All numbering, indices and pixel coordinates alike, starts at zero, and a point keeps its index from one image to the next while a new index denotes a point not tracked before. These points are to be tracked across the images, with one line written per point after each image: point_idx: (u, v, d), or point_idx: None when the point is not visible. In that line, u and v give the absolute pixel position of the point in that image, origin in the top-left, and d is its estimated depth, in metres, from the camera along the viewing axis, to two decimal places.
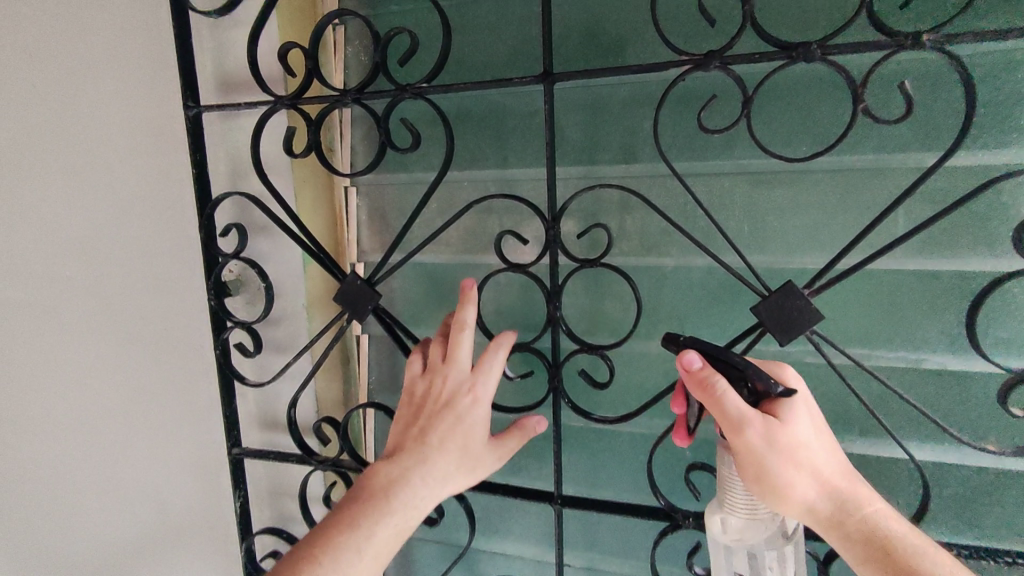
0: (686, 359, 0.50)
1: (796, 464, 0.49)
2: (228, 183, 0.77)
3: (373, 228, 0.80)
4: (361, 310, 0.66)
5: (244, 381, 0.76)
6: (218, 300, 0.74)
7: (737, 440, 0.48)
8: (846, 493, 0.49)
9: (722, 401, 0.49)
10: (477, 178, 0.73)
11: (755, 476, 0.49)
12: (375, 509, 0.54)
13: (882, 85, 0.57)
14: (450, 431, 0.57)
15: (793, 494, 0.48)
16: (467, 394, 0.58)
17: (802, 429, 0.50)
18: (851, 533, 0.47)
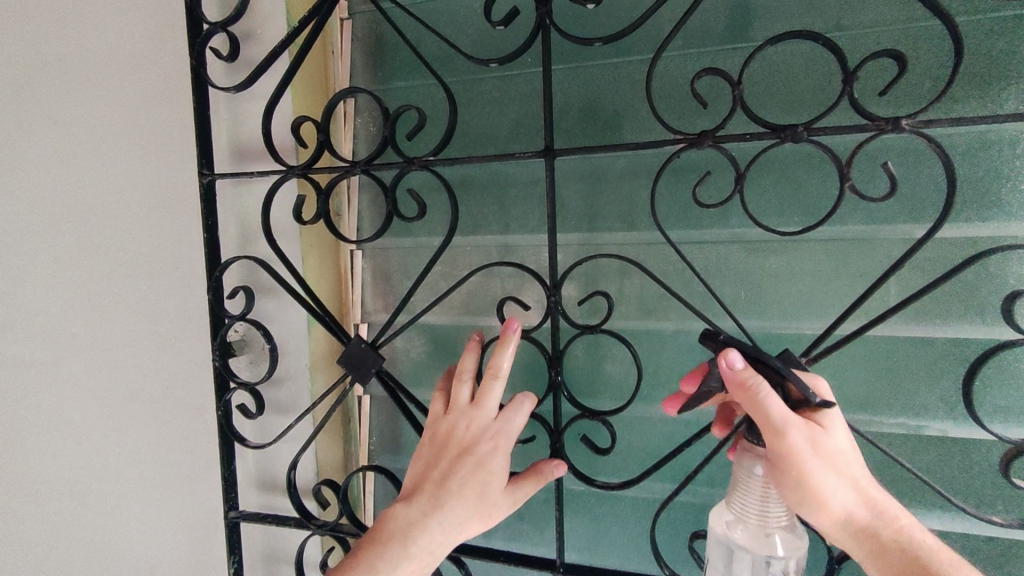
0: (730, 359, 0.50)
1: (836, 470, 0.48)
2: (237, 246, 0.79)
3: (377, 289, 0.82)
4: (365, 372, 0.67)
5: (244, 443, 0.76)
6: (222, 360, 0.75)
7: (778, 443, 0.47)
8: (880, 501, 0.48)
9: (764, 405, 0.48)
10: (481, 243, 0.75)
11: (794, 484, 0.48)
12: (392, 550, 0.54)
13: (868, 162, 0.60)
14: (471, 476, 0.56)
15: (830, 503, 0.47)
16: (489, 441, 0.57)
17: (839, 438, 0.49)
18: (877, 541, 0.47)
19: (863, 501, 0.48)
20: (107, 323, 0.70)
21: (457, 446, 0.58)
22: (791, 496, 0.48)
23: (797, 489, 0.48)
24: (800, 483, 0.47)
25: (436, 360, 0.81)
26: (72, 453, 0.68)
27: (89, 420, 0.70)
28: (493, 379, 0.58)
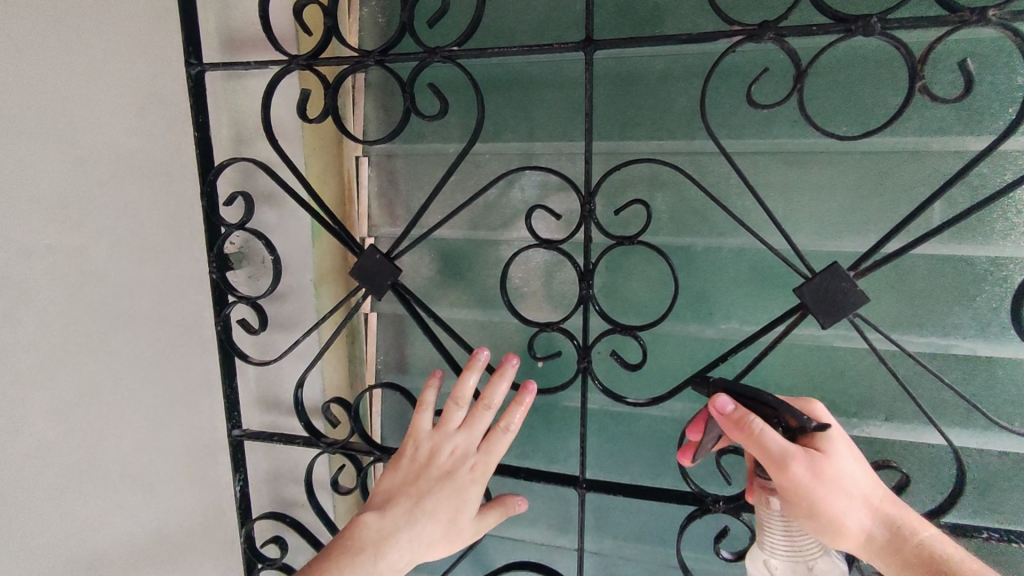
0: (718, 402, 0.50)
1: (843, 494, 0.48)
2: (231, 149, 0.72)
3: (385, 200, 0.76)
4: (379, 286, 0.63)
5: (246, 359, 0.72)
6: (221, 273, 0.69)
7: (781, 477, 0.48)
8: (894, 518, 0.49)
9: (763, 438, 0.48)
10: (501, 152, 0.70)
11: (808, 514, 0.48)
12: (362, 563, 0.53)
13: (942, 64, 0.57)
14: (446, 500, 0.57)
15: (846, 528, 0.48)
16: (469, 468, 0.58)
17: (844, 461, 0.50)
18: (909, 560, 0.48)
19: (876, 521, 0.49)
20: (89, 227, 0.64)
21: (437, 469, 0.58)
22: (807, 525, 0.48)
23: (809, 519, 0.48)
24: (812, 512, 0.48)
25: (449, 277, 0.77)
26: (60, 366, 0.63)
27: (77, 332, 0.64)
28: (483, 409, 0.58)
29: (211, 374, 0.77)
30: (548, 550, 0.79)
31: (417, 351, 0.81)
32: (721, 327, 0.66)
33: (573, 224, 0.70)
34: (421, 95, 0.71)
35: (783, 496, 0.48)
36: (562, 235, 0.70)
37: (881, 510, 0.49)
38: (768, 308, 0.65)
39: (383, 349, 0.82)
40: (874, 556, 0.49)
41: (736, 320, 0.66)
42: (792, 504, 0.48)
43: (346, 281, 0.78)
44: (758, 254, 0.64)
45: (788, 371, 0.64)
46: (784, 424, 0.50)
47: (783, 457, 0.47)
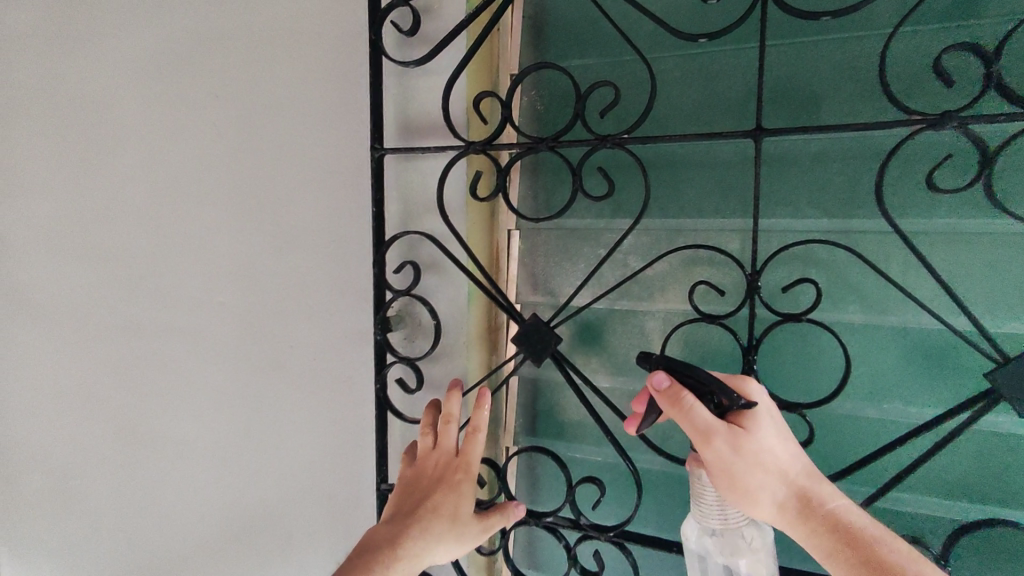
0: (657, 378, 0.53)
1: (763, 467, 0.51)
2: (398, 221, 0.80)
3: (532, 269, 0.81)
4: (542, 353, 0.66)
5: (400, 416, 0.77)
6: (385, 336, 0.76)
7: (706, 451, 0.51)
8: (806, 489, 0.51)
9: (694, 413, 0.52)
10: (651, 227, 0.73)
11: (727, 483, 0.51)
12: (382, 557, 0.58)
13: None
14: (443, 502, 0.63)
15: (759, 495, 0.51)
16: (457, 469, 0.65)
17: (768, 439, 0.52)
18: (816, 527, 0.50)
19: (790, 490, 0.51)
20: None
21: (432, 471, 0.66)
22: (727, 494, 0.52)
23: (733, 487, 0.51)
24: (736, 483, 0.51)
25: (593, 345, 0.79)
26: None
27: None
28: (472, 433, 0.66)
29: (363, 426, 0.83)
30: None
31: (555, 416, 0.82)
32: (885, 408, 0.64)
33: (731, 299, 0.71)
34: (589, 176, 0.76)
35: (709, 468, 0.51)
36: (716, 307, 0.71)
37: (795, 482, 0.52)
38: (939, 391, 0.62)
39: (521, 411, 0.84)
40: (784, 523, 0.51)
41: (901, 402, 0.64)
42: (713, 473, 0.52)
43: (492, 345, 0.82)
44: (925, 335, 0.62)
45: (966, 460, 0.61)
46: (717, 403, 0.53)
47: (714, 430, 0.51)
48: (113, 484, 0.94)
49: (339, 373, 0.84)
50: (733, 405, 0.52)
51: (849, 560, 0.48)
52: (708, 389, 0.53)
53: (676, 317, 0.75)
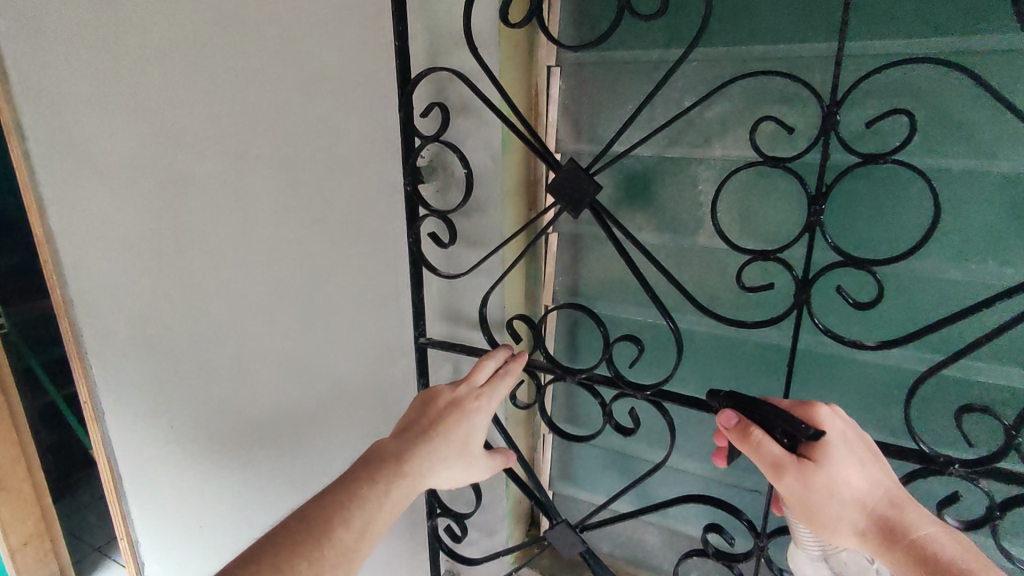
0: (724, 417, 0.58)
1: (836, 498, 0.52)
2: (426, 60, 0.72)
3: (573, 114, 0.73)
4: (577, 201, 0.61)
5: (433, 272, 0.75)
6: (415, 188, 0.72)
7: (779, 485, 0.54)
8: (888, 517, 0.51)
9: (760, 448, 0.55)
10: (708, 59, 0.63)
11: (807, 517, 0.53)
12: (388, 474, 0.64)
13: None
14: (457, 424, 0.70)
15: (839, 527, 0.52)
16: (474, 399, 0.71)
17: (842, 469, 0.53)
18: (899, 556, 0.49)
19: (870, 520, 0.51)
20: None
21: (449, 401, 0.72)
22: (809, 525, 0.54)
23: (813, 522, 0.53)
24: (812, 515, 0.53)
25: (642, 198, 0.72)
26: None
27: None
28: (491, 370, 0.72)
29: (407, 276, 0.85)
30: (714, 483, 0.79)
31: (599, 274, 0.79)
32: (973, 269, 0.56)
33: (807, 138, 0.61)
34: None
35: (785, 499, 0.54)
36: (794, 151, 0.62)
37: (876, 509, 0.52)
38: None
39: (564, 270, 0.81)
40: (871, 552, 0.51)
41: (996, 265, 0.55)
42: (793, 508, 0.54)
43: (529, 198, 0.78)
44: None
45: None
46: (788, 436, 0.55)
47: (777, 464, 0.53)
48: (195, 312, 1.12)
49: (381, 227, 0.84)
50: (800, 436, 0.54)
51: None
52: (775, 421, 0.56)
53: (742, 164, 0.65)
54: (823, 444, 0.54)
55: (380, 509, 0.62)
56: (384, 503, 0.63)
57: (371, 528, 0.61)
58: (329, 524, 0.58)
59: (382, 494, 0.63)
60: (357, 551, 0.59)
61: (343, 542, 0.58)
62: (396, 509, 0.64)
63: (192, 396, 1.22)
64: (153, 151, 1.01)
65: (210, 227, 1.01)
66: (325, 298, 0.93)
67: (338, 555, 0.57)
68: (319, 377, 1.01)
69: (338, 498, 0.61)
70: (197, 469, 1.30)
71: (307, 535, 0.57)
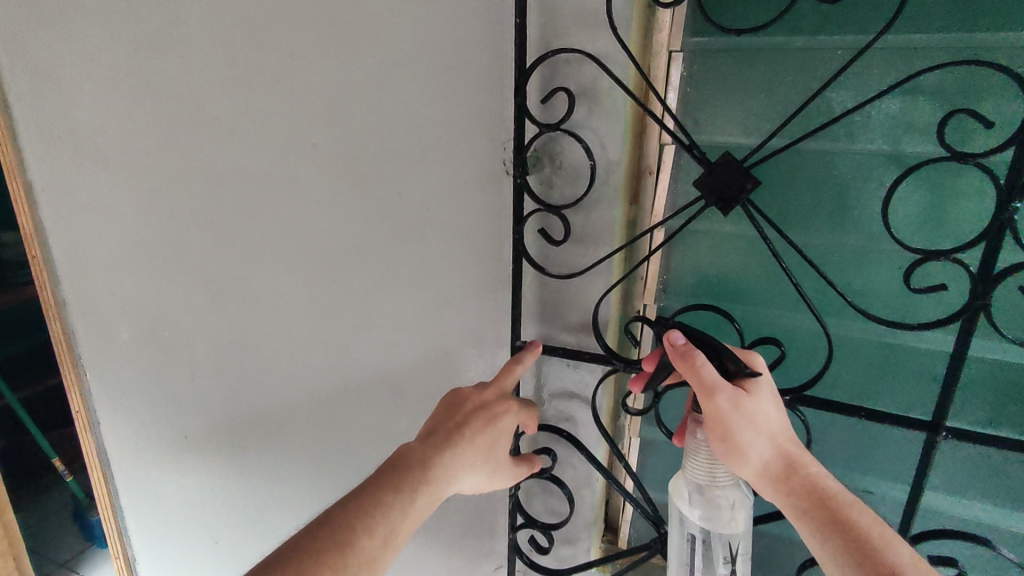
0: (673, 336, 0.59)
1: (754, 426, 0.56)
2: (539, 43, 0.66)
3: (694, 103, 0.68)
4: (733, 195, 0.57)
5: (542, 272, 0.70)
6: (525, 179, 0.67)
7: (710, 403, 0.56)
8: (790, 454, 0.56)
9: (700, 370, 0.56)
10: (877, 50, 0.59)
11: (721, 435, 0.56)
12: (413, 479, 0.61)
13: None
14: (485, 431, 0.68)
15: (746, 451, 0.56)
16: (503, 406, 0.70)
17: (765, 404, 0.57)
18: (794, 485, 0.54)
19: (775, 451, 0.56)
20: None
21: (479, 403, 0.69)
22: (718, 445, 0.57)
23: (726, 442, 0.56)
24: (727, 436, 0.56)
25: (780, 195, 0.66)
26: None
27: None
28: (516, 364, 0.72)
29: (496, 275, 0.79)
30: None
31: (711, 273, 0.73)
32: None
33: (990, 136, 0.56)
34: None
35: (707, 419, 0.57)
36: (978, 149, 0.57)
37: (782, 445, 0.56)
38: None
39: (669, 269, 0.75)
40: (765, 480, 0.55)
41: None
42: (711, 426, 0.57)
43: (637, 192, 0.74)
44: None
45: None
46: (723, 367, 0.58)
47: (717, 383, 0.55)
48: (223, 315, 1.02)
49: (466, 224, 0.77)
50: (737, 370, 0.57)
51: (818, 517, 0.51)
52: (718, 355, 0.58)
53: (909, 162, 0.60)
54: (755, 379, 0.57)
55: (403, 517, 0.59)
56: (405, 514, 0.59)
57: (394, 536, 0.58)
58: (353, 529, 0.56)
59: (407, 503, 0.60)
60: (378, 558, 0.56)
61: (364, 549, 0.55)
62: (419, 517, 0.61)
63: (212, 404, 1.11)
64: (181, 134, 0.91)
65: (248, 220, 0.92)
66: (393, 299, 0.86)
67: (361, 564, 0.55)
68: (374, 383, 0.94)
69: (361, 504, 0.58)
70: (216, 483, 1.19)
71: (331, 541, 0.55)
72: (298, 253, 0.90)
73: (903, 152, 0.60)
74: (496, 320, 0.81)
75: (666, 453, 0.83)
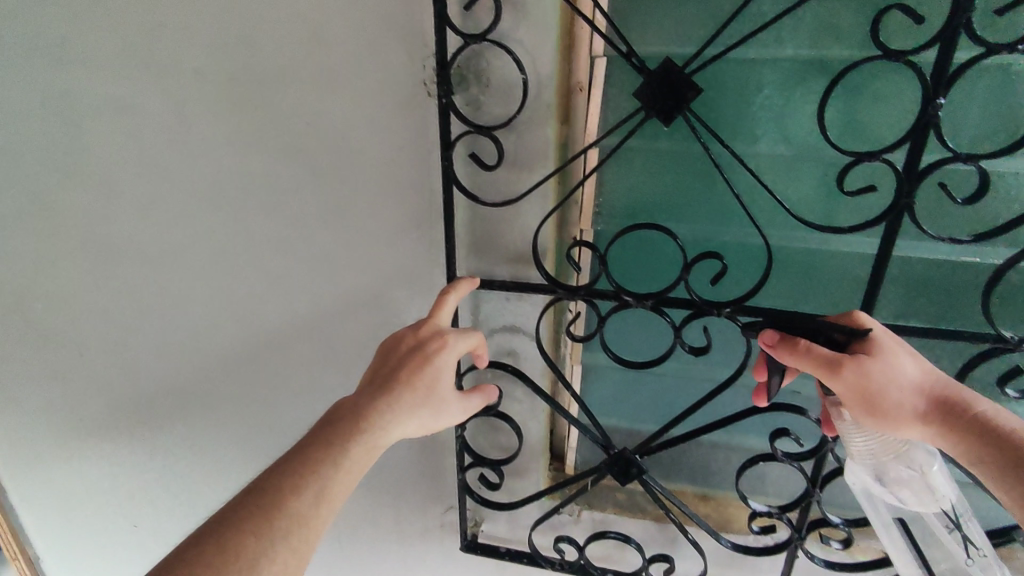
0: (768, 335, 0.58)
1: (895, 386, 0.54)
2: None
3: (624, 9, 0.64)
4: (678, 104, 0.55)
5: (477, 201, 0.65)
6: (450, 99, 0.62)
7: (839, 381, 0.54)
8: (943, 400, 0.53)
9: (812, 353, 0.55)
10: None
11: (865, 410, 0.54)
12: (343, 430, 0.57)
13: None
14: (419, 368, 0.62)
15: (899, 415, 0.53)
16: (437, 341, 0.64)
17: (895, 358, 0.54)
18: (959, 434, 0.51)
19: (925, 402, 0.54)
20: None
21: (411, 343, 0.64)
22: (868, 419, 0.54)
23: (871, 413, 0.54)
24: (873, 405, 0.54)
25: (713, 107, 0.65)
26: None
27: None
28: (444, 297, 0.66)
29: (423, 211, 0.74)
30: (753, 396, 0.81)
31: (647, 192, 0.72)
32: None
33: (912, 33, 0.58)
34: None
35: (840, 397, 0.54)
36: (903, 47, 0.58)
37: (929, 392, 0.54)
38: None
39: (604, 191, 0.73)
40: (928, 434, 0.53)
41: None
42: (849, 405, 0.55)
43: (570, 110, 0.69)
44: None
45: None
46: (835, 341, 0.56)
47: (836, 361, 0.53)
48: (107, 281, 0.89)
49: (386, 157, 0.71)
50: (850, 338, 0.55)
51: (1005, 461, 0.49)
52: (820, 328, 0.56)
53: (835, 66, 0.61)
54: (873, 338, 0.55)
55: (337, 469, 0.54)
56: (338, 467, 0.54)
57: (329, 491, 0.53)
58: (280, 490, 0.51)
59: (341, 454, 0.55)
60: (312, 515, 0.51)
61: (294, 508, 0.50)
62: (359, 468, 0.56)
63: (108, 379, 0.99)
64: (20, 66, 0.75)
65: (127, 164, 0.78)
66: (310, 246, 0.79)
67: (293, 525, 0.49)
68: (299, 338, 0.87)
69: (289, 464, 0.53)
70: (124, 468, 1.08)
71: (256, 508, 0.49)
72: (194, 202, 0.79)
73: (830, 56, 0.60)
74: (427, 259, 0.76)
75: (608, 376, 0.83)
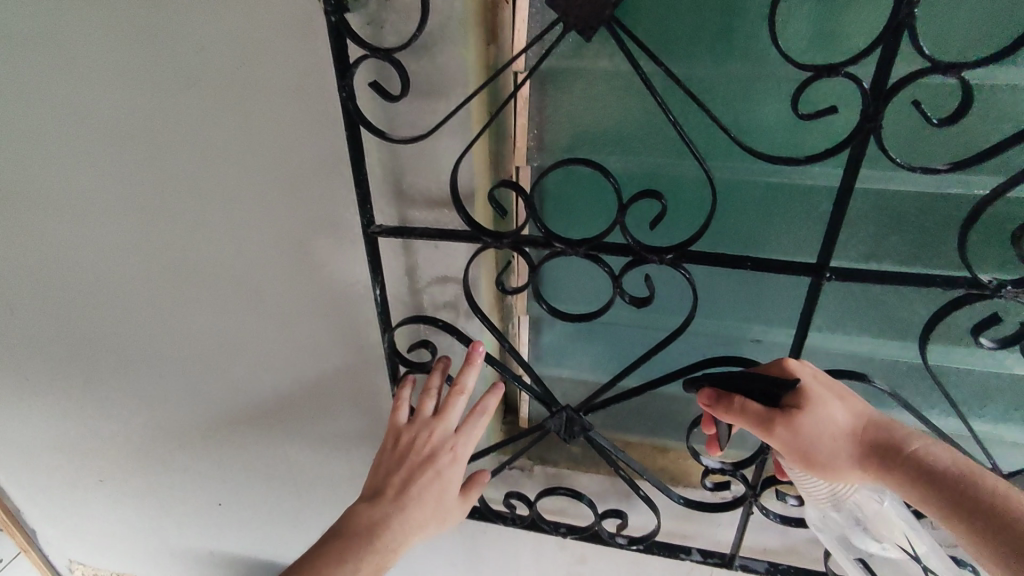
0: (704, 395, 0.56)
1: (829, 436, 0.53)
2: None
3: None
4: (599, 11, 0.46)
5: (384, 138, 0.57)
6: (340, 17, 0.52)
7: (775, 441, 0.53)
8: (877, 442, 0.53)
9: (747, 414, 0.53)
10: None
11: (806, 463, 0.54)
12: (358, 548, 0.61)
13: None
14: (429, 486, 0.65)
15: (837, 465, 0.54)
16: (447, 453, 0.66)
17: (827, 409, 0.53)
18: (896, 477, 0.52)
19: (859, 447, 0.54)
20: None
21: (421, 450, 0.66)
22: (810, 469, 0.54)
23: (811, 464, 0.54)
24: (811, 459, 0.53)
25: (654, 17, 0.55)
26: None
27: None
28: (456, 395, 0.66)
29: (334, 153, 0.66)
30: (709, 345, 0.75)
31: (583, 122, 0.63)
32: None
33: None
34: None
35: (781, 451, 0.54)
36: None
37: (863, 436, 0.54)
38: None
39: (537, 120, 0.64)
40: (868, 475, 0.54)
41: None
42: (790, 458, 0.54)
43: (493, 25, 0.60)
44: None
45: None
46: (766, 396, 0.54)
47: (771, 422, 0.52)
48: (20, 241, 0.82)
49: (285, 90, 0.62)
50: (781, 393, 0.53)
51: (943, 503, 0.49)
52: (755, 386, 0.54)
53: None
54: (803, 391, 0.53)
55: None
56: None
57: None
58: None
59: (351, 573, 0.60)
60: None
61: None
62: None
63: (43, 340, 0.94)
64: None
65: (11, 106, 0.70)
66: (220, 196, 0.71)
67: None
68: (226, 296, 0.81)
69: None
70: (78, 429, 1.06)
71: None
72: (89, 151, 0.71)
73: None
74: (347, 206, 0.69)
75: (555, 326, 0.78)
